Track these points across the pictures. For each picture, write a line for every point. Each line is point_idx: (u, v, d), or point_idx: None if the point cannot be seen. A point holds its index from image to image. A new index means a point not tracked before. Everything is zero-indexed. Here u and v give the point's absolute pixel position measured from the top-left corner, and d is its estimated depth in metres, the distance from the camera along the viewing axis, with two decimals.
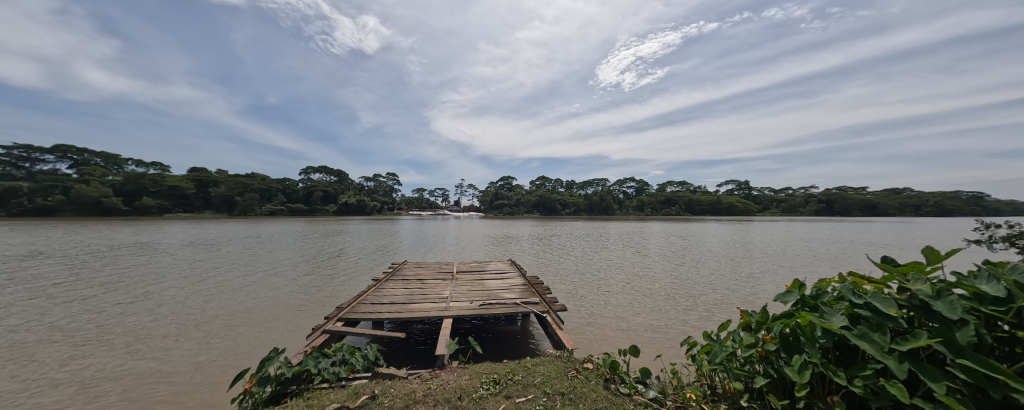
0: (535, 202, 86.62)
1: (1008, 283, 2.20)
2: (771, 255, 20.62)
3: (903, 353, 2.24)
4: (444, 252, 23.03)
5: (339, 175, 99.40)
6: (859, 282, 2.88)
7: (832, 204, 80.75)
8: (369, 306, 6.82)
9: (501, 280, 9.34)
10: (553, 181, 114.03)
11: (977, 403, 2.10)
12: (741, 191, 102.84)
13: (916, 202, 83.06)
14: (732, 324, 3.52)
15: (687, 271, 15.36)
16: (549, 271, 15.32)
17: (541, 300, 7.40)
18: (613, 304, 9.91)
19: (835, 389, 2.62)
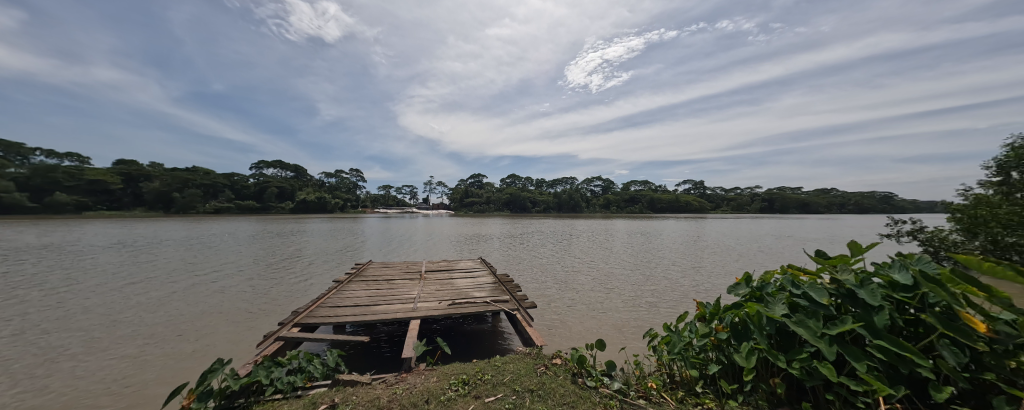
0: (505, 200, 86.38)
1: (914, 272, 2.53)
2: (724, 250, 22.20)
3: (831, 337, 2.53)
4: (412, 251, 22.30)
5: (295, 171, 93.24)
6: (797, 273, 3.19)
7: (774, 203, 88.65)
8: (329, 309, 6.48)
9: (470, 279, 9.26)
10: (523, 179, 114.51)
11: (889, 378, 2.40)
12: (696, 190, 109.77)
13: (843, 201, 93.12)
14: (690, 315, 3.74)
15: (649, 266, 16.12)
16: (518, 269, 15.42)
17: (510, 298, 7.43)
18: (580, 300, 10.18)
19: (776, 372, 2.88)
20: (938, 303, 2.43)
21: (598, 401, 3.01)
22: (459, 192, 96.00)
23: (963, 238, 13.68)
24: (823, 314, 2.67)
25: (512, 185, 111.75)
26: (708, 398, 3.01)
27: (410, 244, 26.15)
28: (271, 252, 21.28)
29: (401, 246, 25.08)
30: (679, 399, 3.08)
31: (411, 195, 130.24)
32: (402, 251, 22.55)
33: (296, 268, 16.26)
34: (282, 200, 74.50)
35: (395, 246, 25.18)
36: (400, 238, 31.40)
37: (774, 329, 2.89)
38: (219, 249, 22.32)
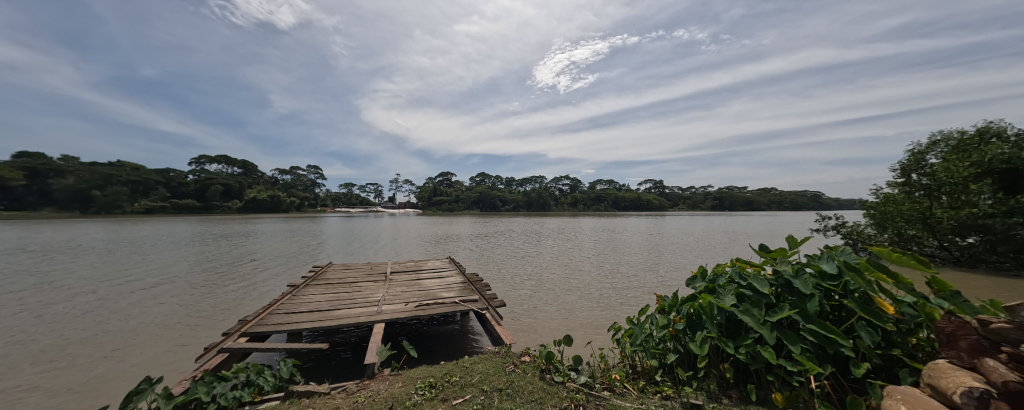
0: (475, 199, 85.15)
1: (839, 262, 2.87)
2: (684, 246, 23.59)
3: (772, 323, 2.80)
4: (377, 252, 21.52)
5: (243, 167, 85.72)
6: (744, 266, 3.48)
7: (724, 201, 96.33)
8: (283, 316, 6.05)
9: (438, 279, 9.07)
10: (492, 177, 113.63)
11: (818, 358, 2.70)
12: (657, 189, 115.52)
13: (782, 199, 102.54)
14: (651, 308, 3.93)
15: (615, 263, 16.69)
16: (487, 268, 15.34)
17: (480, 298, 7.38)
18: (549, 297, 10.34)
19: (725, 357, 3.13)
20: (857, 289, 2.77)
21: (564, 396, 3.08)
22: (427, 190, 93.31)
23: (875, 232, 15.78)
24: (765, 302, 2.95)
25: (482, 183, 110.70)
26: (667, 386, 3.18)
27: (374, 245, 25.12)
28: (215, 256, 19.47)
29: (364, 247, 24.08)
30: (641, 388, 3.23)
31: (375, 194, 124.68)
32: (366, 252, 21.68)
33: (245, 272, 15.05)
34: (228, 199, 68.18)
35: (358, 247, 24.13)
36: (363, 238, 30.09)
37: (724, 318, 3.13)
38: (154, 254, 20.16)
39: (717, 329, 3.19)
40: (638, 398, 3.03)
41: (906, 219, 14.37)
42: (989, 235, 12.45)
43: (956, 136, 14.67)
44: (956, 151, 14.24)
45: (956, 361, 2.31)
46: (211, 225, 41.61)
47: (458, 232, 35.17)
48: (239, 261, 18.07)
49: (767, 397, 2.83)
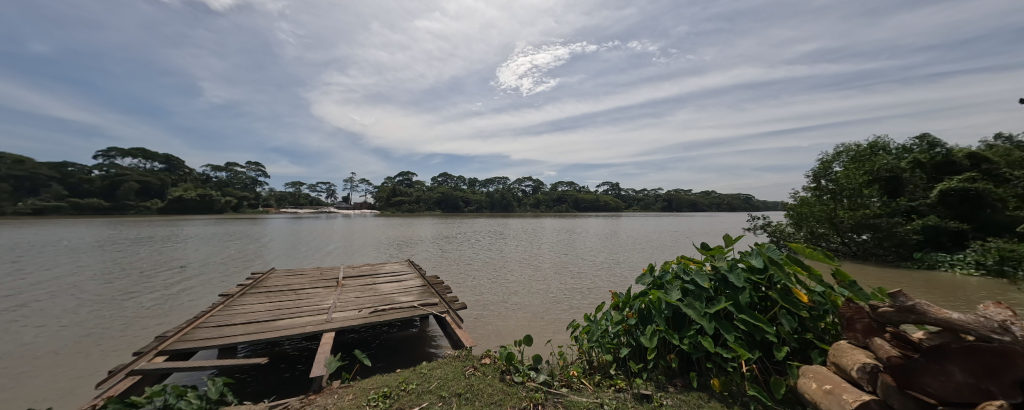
0: (436, 199, 82.72)
1: (765, 257, 3.24)
2: (640, 245, 25.04)
3: (711, 314, 3.08)
4: (328, 255, 20.16)
5: (165, 162, 75.25)
6: (687, 262, 3.78)
7: (673, 203, 104.35)
8: (213, 329, 5.42)
9: (395, 283, 8.70)
10: (455, 178, 111.18)
11: (749, 344, 3.02)
12: (614, 190, 121.10)
13: (721, 201, 112.72)
14: (606, 305, 4.09)
15: (577, 263, 17.17)
16: (449, 270, 15.03)
17: (440, 301, 7.20)
18: (510, 298, 10.37)
19: (672, 348, 3.37)
20: (780, 282, 3.15)
21: (524, 396, 3.11)
22: (385, 190, 88.82)
23: (794, 230, 18.05)
24: (705, 295, 3.24)
25: (443, 184, 107.93)
26: (620, 378, 3.35)
27: (325, 248, 23.49)
28: (130, 263, 16.96)
29: (313, 250, 22.47)
30: (597, 382, 3.36)
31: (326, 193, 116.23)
32: (315, 256, 20.21)
33: (170, 281, 13.34)
34: (145, 198, 59.29)
35: (307, 251, 22.41)
36: (313, 241, 28.04)
37: (670, 312, 3.38)
38: (50, 262, 17.18)
39: (664, 322, 3.42)
40: (594, 393, 3.15)
41: (817, 218, 16.63)
42: (877, 233, 14.74)
43: (854, 149, 17.32)
44: (854, 161, 16.74)
45: (854, 341, 2.72)
46: (127, 228, 35.95)
47: (419, 233, 34.11)
48: (162, 268, 15.98)
49: (706, 382, 3.10)
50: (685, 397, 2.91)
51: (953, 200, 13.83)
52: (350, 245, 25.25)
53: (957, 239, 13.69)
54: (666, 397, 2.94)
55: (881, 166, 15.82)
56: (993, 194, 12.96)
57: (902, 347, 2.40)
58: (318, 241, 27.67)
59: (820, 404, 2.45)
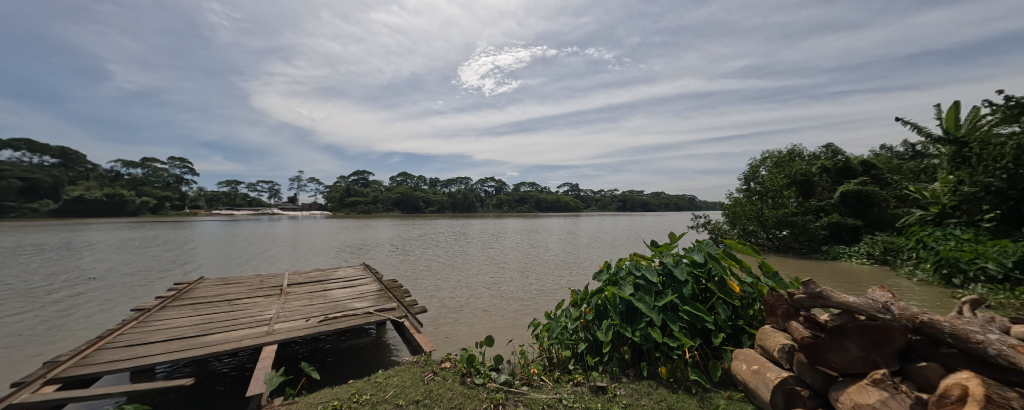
0: (394, 200, 78.95)
1: (705, 253, 3.57)
2: (599, 244, 26.15)
3: (659, 307, 3.33)
4: (270, 261, 18.50)
5: (58, 156, 63.41)
6: (639, 259, 4.03)
7: (627, 203, 110.76)
8: (123, 348, 4.70)
9: (347, 288, 8.21)
10: (414, 178, 106.46)
11: (691, 332, 3.31)
12: (573, 191, 124.90)
13: (670, 202, 121.01)
14: (565, 302, 4.21)
15: (539, 262, 17.43)
16: (408, 273, 14.51)
17: (397, 305, 6.94)
18: (471, 300, 10.25)
19: (625, 341, 3.57)
20: (717, 275, 3.49)
21: (485, 397, 3.10)
22: (336, 190, 82.89)
23: (728, 228, 19.97)
24: (654, 290, 3.49)
25: (401, 184, 103.33)
26: (578, 373, 3.47)
27: (267, 253, 21.48)
28: (14, 275, 14.22)
29: (252, 256, 20.44)
30: (556, 378, 3.45)
31: (267, 194, 105.71)
32: (254, 261, 18.41)
33: (72, 295, 11.43)
34: (31, 199, 49.30)
35: (244, 256, 20.33)
36: (251, 245, 25.49)
37: (624, 306, 3.58)
38: None
39: (618, 316, 3.61)
40: (554, 388, 3.23)
41: (747, 217, 18.39)
42: (794, 229, 16.85)
43: (775, 155, 19.61)
44: (775, 166, 18.86)
45: (775, 325, 3.09)
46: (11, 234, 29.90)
47: (374, 235, 32.44)
48: (61, 280, 13.65)
49: (655, 370, 3.33)
50: (637, 386, 3.10)
51: (851, 201, 16.17)
52: (297, 249, 23.43)
53: (853, 233, 16.14)
54: (619, 387, 3.10)
55: (797, 170, 18.09)
56: (878, 195, 15.64)
57: (810, 328, 2.79)
58: (257, 246, 25.22)
59: (749, 382, 2.76)
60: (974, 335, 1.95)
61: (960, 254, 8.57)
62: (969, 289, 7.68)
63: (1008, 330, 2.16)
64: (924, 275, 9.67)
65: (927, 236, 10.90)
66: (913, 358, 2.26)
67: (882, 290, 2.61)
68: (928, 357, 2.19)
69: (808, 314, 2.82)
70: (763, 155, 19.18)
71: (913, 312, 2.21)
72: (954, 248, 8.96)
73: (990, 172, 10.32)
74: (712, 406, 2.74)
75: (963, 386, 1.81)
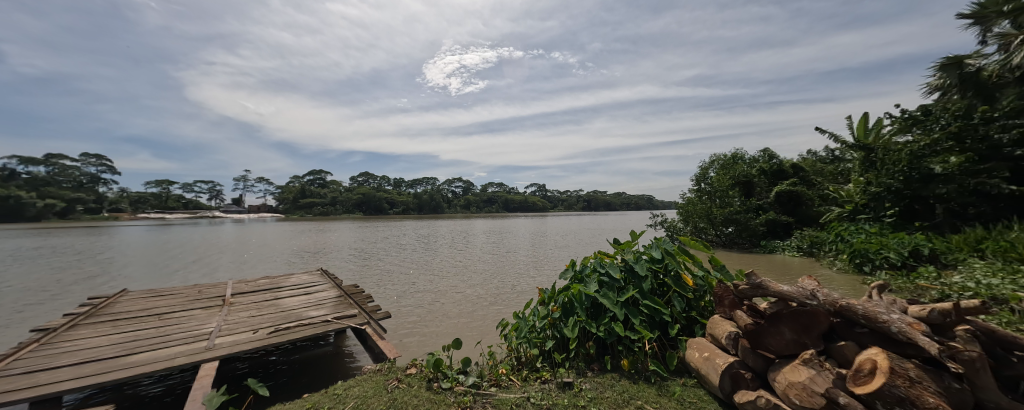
0: (355, 201, 74.89)
1: (662, 249, 3.81)
2: (565, 243, 26.77)
3: (621, 302, 3.49)
4: (211, 269, 16.84)
5: None
6: (603, 256, 4.20)
7: (591, 203, 114.64)
8: (21, 376, 4.01)
9: (301, 295, 7.68)
10: (377, 178, 101.35)
11: (649, 324, 3.51)
12: (540, 191, 126.56)
13: (631, 201, 126.72)
14: (533, 301, 4.25)
15: (508, 263, 17.43)
16: (370, 278, 13.88)
17: (359, 312, 6.61)
18: (436, 303, 10.00)
19: (590, 337, 3.69)
20: (672, 270, 3.74)
21: (452, 401, 3.03)
22: (289, 191, 77.06)
23: (682, 225, 21.41)
24: (617, 285, 3.66)
25: (362, 185, 98.28)
26: (545, 370, 3.53)
27: (207, 260, 19.53)
28: None
29: (188, 263, 18.48)
30: (523, 377, 3.48)
31: (207, 195, 95.88)
32: (191, 270, 16.65)
33: None
34: None
35: (179, 264, 18.31)
36: (188, 252, 23.05)
37: (590, 303, 3.70)
38: None
39: (584, 312, 3.73)
40: (522, 387, 3.25)
41: (699, 215, 19.92)
42: (738, 225, 18.49)
43: (721, 158, 21.33)
44: (722, 168, 20.52)
45: (722, 314, 3.35)
46: None
47: (332, 239, 30.66)
48: None
49: (617, 363, 3.48)
50: (601, 379, 3.21)
51: (784, 200, 18.01)
52: (243, 255, 21.50)
53: (786, 229, 18.01)
54: (584, 381, 3.19)
55: (740, 172, 19.80)
56: (805, 194, 17.58)
57: (752, 315, 3.05)
58: (195, 252, 22.84)
59: (701, 369, 2.97)
60: (880, 315, 2.25)
61: (869, 246, 9.87)
62: (877, 276, 8.94)
63: (907, 309, 2.52)
64: (842, 264, 11.05)
65: (843, 230, 12.46)
66: (834, 338, 2.56)
67: (811, 279, 2.92)
68: (846, 336, 2.49)
69: (750, 303, 3.09)
70: (712, 158, 20.79)
71: (835, 298, 2.49)
72: (864, 240, 10.32)
73: (891, 175, 11.99)
74: (669, 393, 2.93)
75: (873, 360, 2.10)
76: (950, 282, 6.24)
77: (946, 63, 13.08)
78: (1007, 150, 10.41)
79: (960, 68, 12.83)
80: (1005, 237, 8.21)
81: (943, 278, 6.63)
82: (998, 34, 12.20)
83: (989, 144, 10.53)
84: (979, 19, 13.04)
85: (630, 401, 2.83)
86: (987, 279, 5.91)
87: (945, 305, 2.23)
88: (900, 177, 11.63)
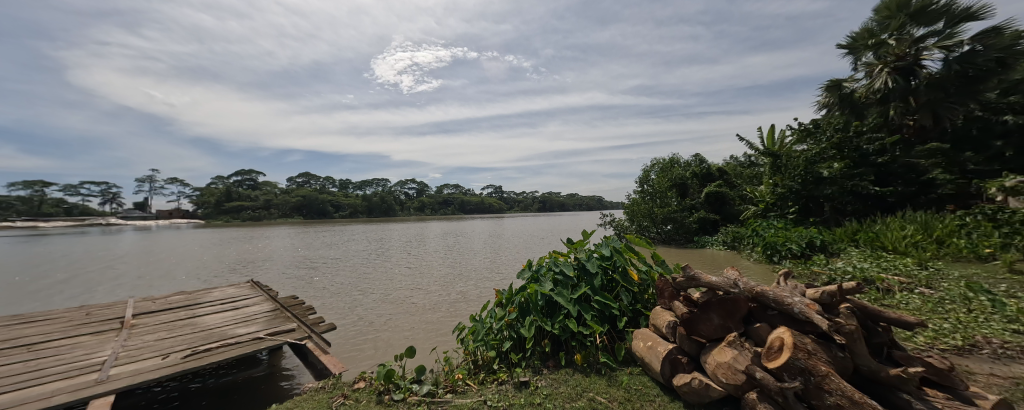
0: (293, 205, 68.25)
1: (610, 247, 4.08)
2: (523, 244, 27.10)
3: (575, 299, 3.67)
4: (106, 285, 14.30)
5: None
6: (557, 256, 4.35)
7: (545, 204, 117.36)
8: None
9: (228, 311, 6.82)
10: (319, 178, 93.25)
11: (599, 318, 3.71)
12: (495, 193, 126.29)
13: (582, 202, 131.88)
14: (490, 303, 4.24)
15: (466, 265, 17.12)
16: (313, 287, 12.77)
17: (298, 326, 6.04)
18: (386, 310, 9.48)
19: (545, 335, 3.78)
20: (620, 266, 4.01)
21: None
22: (209, 193, 67.83)
23: (628, 224, 22.94)
24: (570, 283, 3.81)
25: (301, 186, 89.90)
26: (502, 371, 3.54)
27: (101, 275, 16.54)
28: None
29: (72, 280, 15.46)
30: (480, 380, 3.44)
31: (99, 198, 80.48)
32: (77, 288, 13.96)
33: None
34: None
35: (60, 281, 15.24)
36: (73, 265, 19.30)
37: (545, 301, 3.81)
38: None
39: (540, 311, 3.81)
40: (478, 391, 3.22)
41: (642, 214, 21.54)
42: (675, 223, 20.30)
43: (660, 162, 23.27)
44: (661, 171, 22.37)
45: (663, 305, 3.64)
46: None
47: (266, 246, 27.70)
48: None
49: (571, 358, 3.61)
50: (556, 376, 3.31)
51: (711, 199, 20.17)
52: (149, 268, 18.54)
53: (714, 226, 20.16)
54: (540, 379, 3.27)
55: (676, 175, 21.76)
56: (728, 195, 19.87)
57: (687, 305, 3.35)
58: (82, 266, 19.18)
59: (644, 357, 3.20)
60: (786, 299, 2.61)
61: (777, 239, 11.40)
62: (783, 264, 10.43)
63: (805, 292, 2.97)
64: (757, 255, 12.71)
65: (757, 226, 14.32)
66: (752, 321, 2.91)
67: (733, 270, 3.30)
68: (761, 318, 2.84)
69: (686, 294, 3.39)
70: (653, 162, 22.61)
71: (752, 285, 2.85)
72: (773, 234, 11.87)
73: (791, 178, 13.99)
74: (617, 383, 3.11)
75: (780, 337, 2.42)
76: (835, 267, 7.53)
77: (830, 85, 15.66)
78: (872, 158, 12.87)
79: (839, 89, 15.45)
80: (872, 229, 10.08)
81: (830, 263, 7.99)
82: (866, 63, 14.86)
83: (860, 153, 12.95)
84: (853, 50, 15.79)
85: (583, 394, 2.94)
86: (862, 264, 7.21)
87: (832, 288, 2.67)
88: (798, 180, 13.60)
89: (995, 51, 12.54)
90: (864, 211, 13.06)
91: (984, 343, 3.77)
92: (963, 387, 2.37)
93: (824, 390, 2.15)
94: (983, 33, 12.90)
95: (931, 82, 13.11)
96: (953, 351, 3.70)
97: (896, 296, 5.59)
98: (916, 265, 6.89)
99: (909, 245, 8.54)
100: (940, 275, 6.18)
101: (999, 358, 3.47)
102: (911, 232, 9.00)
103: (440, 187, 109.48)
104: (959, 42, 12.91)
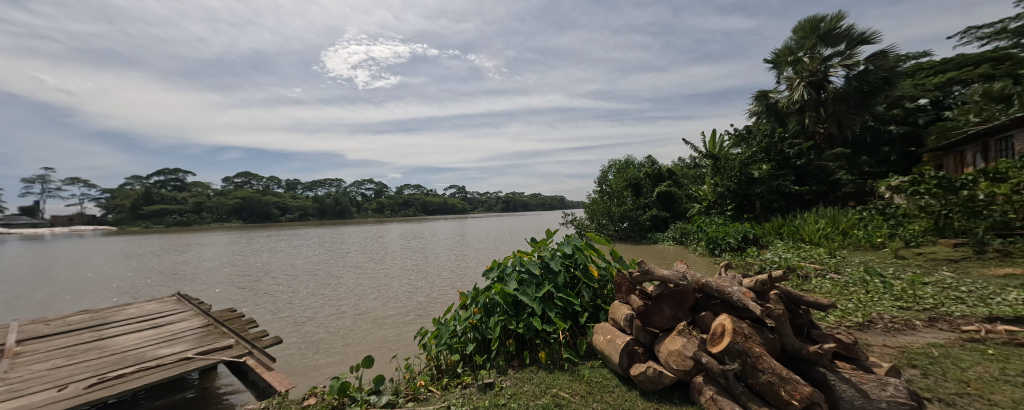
0: (231, 207, 61.69)
1: (572, 245, 4.22)
2: (489, 244, 27.05)
3: (539, 297, 3.73)
4: None
5: None
6: (522, 256, 4.39)
7: (509, 204, 118.15)
8: None
9: (151, 329, 6.00)
10: (263, 179, 85.56)
11: (563, 314, 3.81)
12: (459, 193, 124.27)
13: (545, 201, 134.35)
14: (454, 306, 4.14)
15: (429, 268, 16.62)
16: (255, 298, 11.64)
17: (236, 342, 5.47)
18: (337, 320, 8.86)
19: (510, 334, 3.80)
20: (581, 263, 4.17)
21: None
22: (125, 196, 59.23)
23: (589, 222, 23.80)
24: (534, 281, 3.88)
25: (241, 187, 81.93)
26: (467, 375, 3.49)
27: None
28: None
29: None
30: (443, 385, 3.36)
31: None
32: None
33: None
34: None
35: None
36: None
37: (510, 301, 3.84)
38: None
39: (506, 312, 3.82)
40: (441, 397, 3.13)
41: (601, 213, 22.49)
42: (630, 221, 21.44)
43: (617, 163, 24.41)
44: (618, 171, 23.48)
45: (620, 300, 3.80)
46: None
47: (200, 253, 24.86)
48: None
49: (535, 356, 3.67)
50: (520, 375, 3.33)
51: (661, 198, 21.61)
52: (41, 284, 15.74)
53: (664, 222, 21.61)
54: (505, 379, 3.27)
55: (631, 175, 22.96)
56: (676, 194, 21.47)
57: (642, 298, 3.55)
58: None
59: (604, 350, 3.34)
60: (727, 288, 2.86)
61: (717, 234, 12.38)
62: (723, 257, 11.47)
63: (742, 281, 3.26)
64: (702, 249, 13.85)
65: (701, 222, 15.58)
66: (699, 309, 3.14)
67: (682, 263, 3.54)
68: (705, 307, 3.08)
69: (641, 288, 3.56)
70: (611, 162, 23.71)
71: (698, 277, 3.08)
72: (714, 229, 12.95)
73: (729, 178, 15.12)
74: (579, 377, 3.21)
75: (722, 324, 2.65)
76: (765, 257, 8.45)
77: (758, 95, 17.46)
78: (792, 161, 14.68)
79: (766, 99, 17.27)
80: (793, 223, 11.44)
81: (761, 254, 8.94)
82: (787, 77, 16.74)
83: (783, 156, 14.66)
84: (776, 64, 17.73)
85: (547, 390, 2.99)
86: (787, 254, 8.15)
87: (763, 277, 2.97)
88: (734, 180, 14.83)
89: (882, 71, 14.78)
90: (786, 207, 14.78)
91: (878, 318, 4.45)
92: (863, 358, 2.75)
93: (758, 369, 2.38)
94: (874, 55, 15.15)
95: (836, 96, 15.19)
96: (856, 327, 4.31)
97: (812, 281, 6.42)
98: (827, 254, 7.95)
99: (821, 236, 9.85)
100: (845, 261, 7.21)
101: (890, 330, 4.12)
102: (824, 226, 10.33)
103: (399, 187, 105.83)
104: (856, 62, 15.07)
